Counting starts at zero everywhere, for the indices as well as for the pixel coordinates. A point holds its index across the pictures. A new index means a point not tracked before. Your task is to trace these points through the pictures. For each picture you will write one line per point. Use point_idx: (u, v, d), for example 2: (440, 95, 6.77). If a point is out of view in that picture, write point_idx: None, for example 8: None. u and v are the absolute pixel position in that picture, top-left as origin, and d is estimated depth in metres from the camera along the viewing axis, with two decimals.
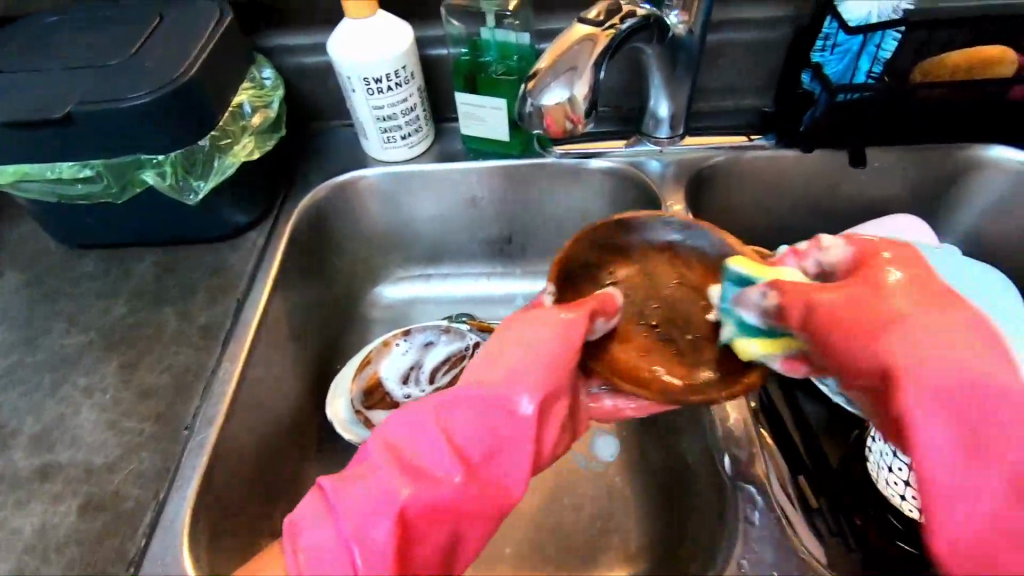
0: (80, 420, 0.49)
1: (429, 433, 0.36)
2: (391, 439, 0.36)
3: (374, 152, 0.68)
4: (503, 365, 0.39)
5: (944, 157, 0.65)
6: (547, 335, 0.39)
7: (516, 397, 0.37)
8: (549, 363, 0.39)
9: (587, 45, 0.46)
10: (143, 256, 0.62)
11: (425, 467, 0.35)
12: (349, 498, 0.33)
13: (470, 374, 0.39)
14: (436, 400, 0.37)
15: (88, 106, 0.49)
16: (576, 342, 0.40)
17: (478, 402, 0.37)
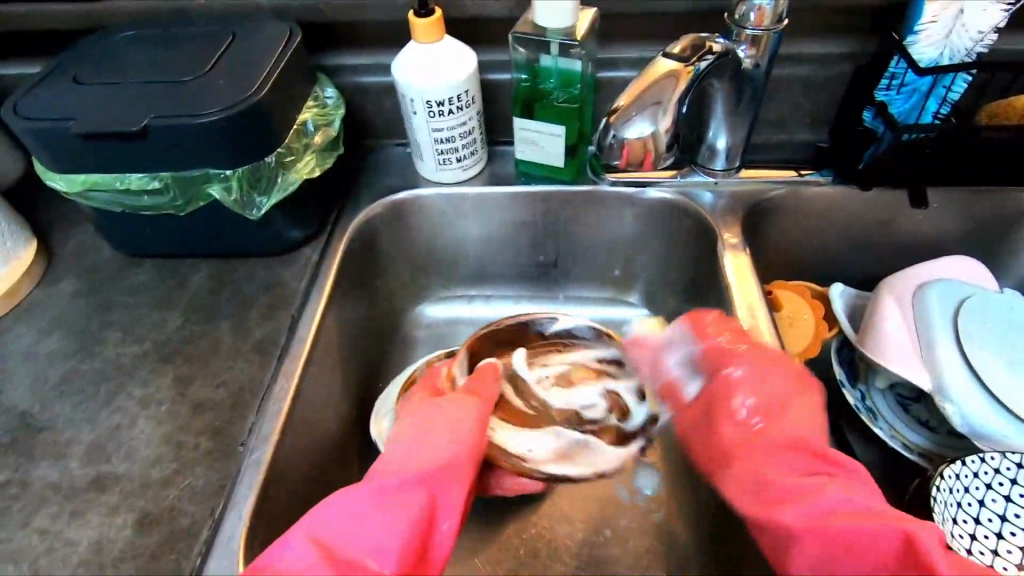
0: (135, 432, 0.49)
1: (356, 516, 0.39)
2: (321, 530, 0.39)
3: (428, 172, 0.68)
4: (414, 449, 0.45)
5: (1005, 199, 0.64)
6: (460, 424, 0.48)
7: (448, 478, 0.43)
8: (460, 447, 0.46)
9: (668, 83, 0.47)
10: (197, 268, 0.62)
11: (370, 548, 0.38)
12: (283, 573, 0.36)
13: (397, 457, 0.44)
14: (370, 488, 0.41)
15: (163, 120, 0.49)
16: (466, 432, 0.47)
17: (399, 487, 0.41)
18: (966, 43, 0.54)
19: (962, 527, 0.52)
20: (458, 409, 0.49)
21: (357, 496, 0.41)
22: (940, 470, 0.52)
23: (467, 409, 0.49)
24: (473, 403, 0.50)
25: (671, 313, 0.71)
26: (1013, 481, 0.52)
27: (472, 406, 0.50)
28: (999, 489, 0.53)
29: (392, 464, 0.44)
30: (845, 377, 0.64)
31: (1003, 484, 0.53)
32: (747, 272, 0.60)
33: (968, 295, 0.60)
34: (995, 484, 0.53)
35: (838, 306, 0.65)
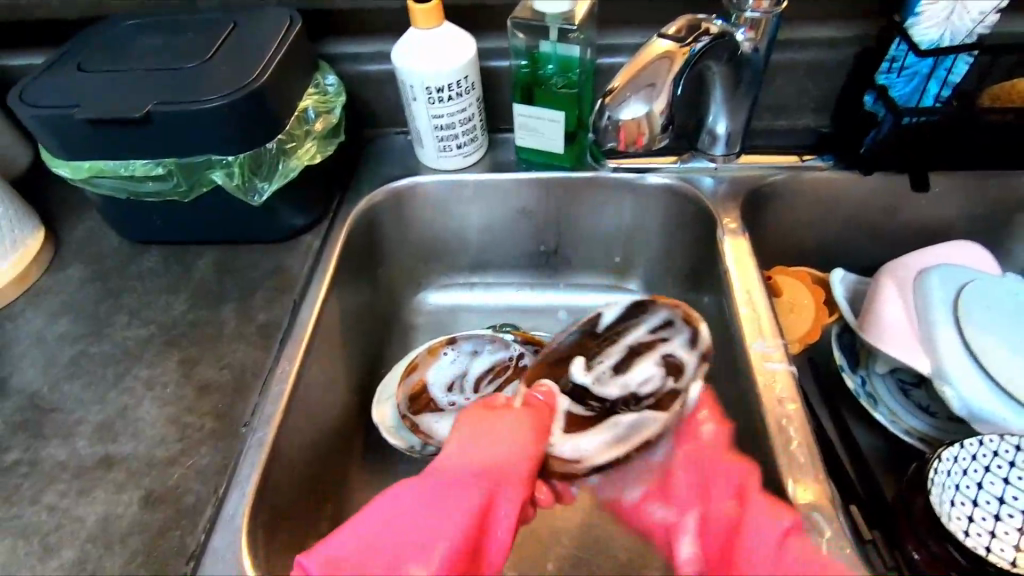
0: (142, 412, 0.50)
1: (418, 510, 0.40)
2: (391, 516, 0.40)
3: (429, 159, 0.69)
4: (473, 453, 0.44)
5: (1009, 183, 0.63)
6: (510, 426, 0.46)
7: (503, 482, 0.42)
8: (507, 457, 0.44)
9: (665, 64, 0.47)
10: (202, 255, 0.63)
11: (401, 556, 0.38)
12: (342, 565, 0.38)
13: (456, 457, 0.44)
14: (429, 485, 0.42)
15: (167, 106, 0.50)
16: (529, 439, 0.45)
17: (462, 484, 0.42)
18: (968, 24, 0.53)
19: (962, 510, 0.51)
20: (517, 419, 0.46)
21: (418, 489, 0.42)
22: (935, 454, 0.51)
23: (523, 419, 0.46)
24: (528, 413, 0.47)
25: (672, 299, 0.72)
26: (1010, 463, 0.52)
27: (520, 413, 0.47)
28: (997, 471, 0.52)
29: (449, 466, 0.44)
30: (845, 363, 0.64)
31: (1003, 467, 0.52)
32: (747, 256, 0.60)
33: (970, 281, 0.60)
34: (993, 467, 0.52)
35: (838, 291, 0.65)
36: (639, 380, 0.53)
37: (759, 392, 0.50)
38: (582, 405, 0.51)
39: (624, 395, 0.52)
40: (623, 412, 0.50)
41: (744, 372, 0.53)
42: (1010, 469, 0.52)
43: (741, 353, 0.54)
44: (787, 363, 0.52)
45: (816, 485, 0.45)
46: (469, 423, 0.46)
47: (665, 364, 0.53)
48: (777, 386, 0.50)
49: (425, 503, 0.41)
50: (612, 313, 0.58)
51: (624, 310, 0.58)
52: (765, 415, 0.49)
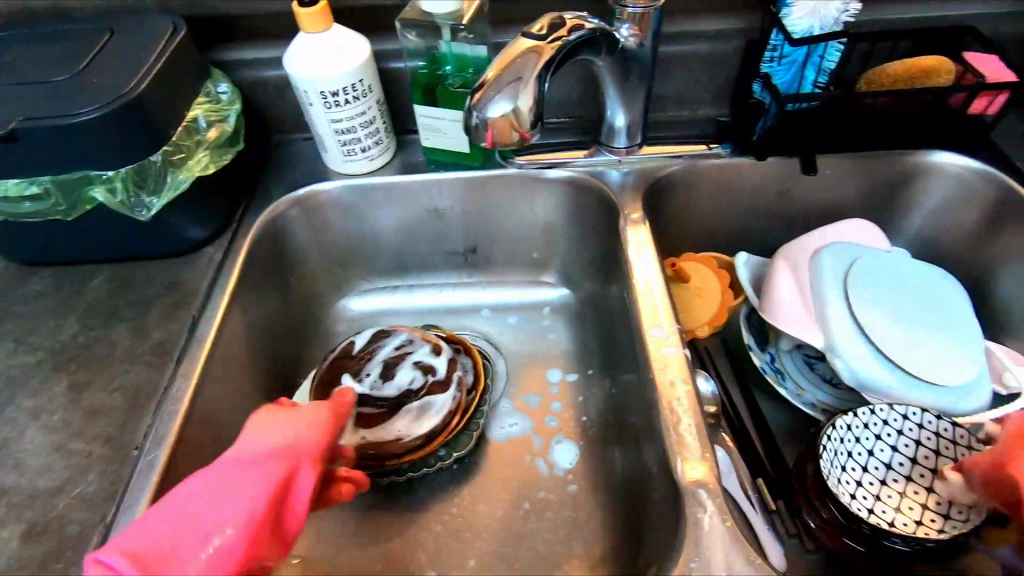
0: (25, 442, 0.48)
1: (207, 493, 0.39)
2: (185, 503, 0.38)
3: (334, 165, 0.68)
4: (270, 437, 0.42)
5: (891, 162, 0.66)
6: (305, 416, 0.44)
7: (293, 463, 0.41)
8: (284, 443, 0.42)
9: (531, 58, 0.47)
10: (96, 274, 0.61)
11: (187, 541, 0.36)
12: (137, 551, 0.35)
13: (250, 438, 0.42)
14: (221, 466, 0.41)
15: (34, 122, 0.48)
16: (319, 425, 0.44)
17: (251, 467, 0.40)
18: (834, 13, 0.57)
19: (848, 474, 0.53)
20: (309, 410, 0.45)
21: (213, 473, 0.40)
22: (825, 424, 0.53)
23: (319, 412, 0.45)
24: (326, 407, 0.46)
25: (589, 291, 0.73)
26: (899, 432, 0.53)
27: (320, 404, 0.46)
28: (886, 439, 0.53)
29: (237, 455, 0.41)
30: (753, 342, 0.66)
31: (892, 435, 0.53)
32: (647, 245, 0.61)
33: (860, 256, 0.63)
34: (882, 435, 0.53)
35: (742, 274, 0.67)
36: (406, 382, 0.60)
37: (654, 376, 0.52)
38: (367, 409, 0.58)
39: (398, 395, 0.59)
40: (410, 400, 0.59)
41: (643, 359, 0.54)
42: (899, 437, 0.53)
43: (640, 340, 0.55)
44: (682, 347, 0.54)
45: (703, 462, 0.47)
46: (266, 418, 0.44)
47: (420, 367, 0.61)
48: (670, 369, 0.52)
49: (223, 483, 0.39)
50: (367, 338, 0.65)
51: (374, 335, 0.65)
52: (659, 397, 0.51)
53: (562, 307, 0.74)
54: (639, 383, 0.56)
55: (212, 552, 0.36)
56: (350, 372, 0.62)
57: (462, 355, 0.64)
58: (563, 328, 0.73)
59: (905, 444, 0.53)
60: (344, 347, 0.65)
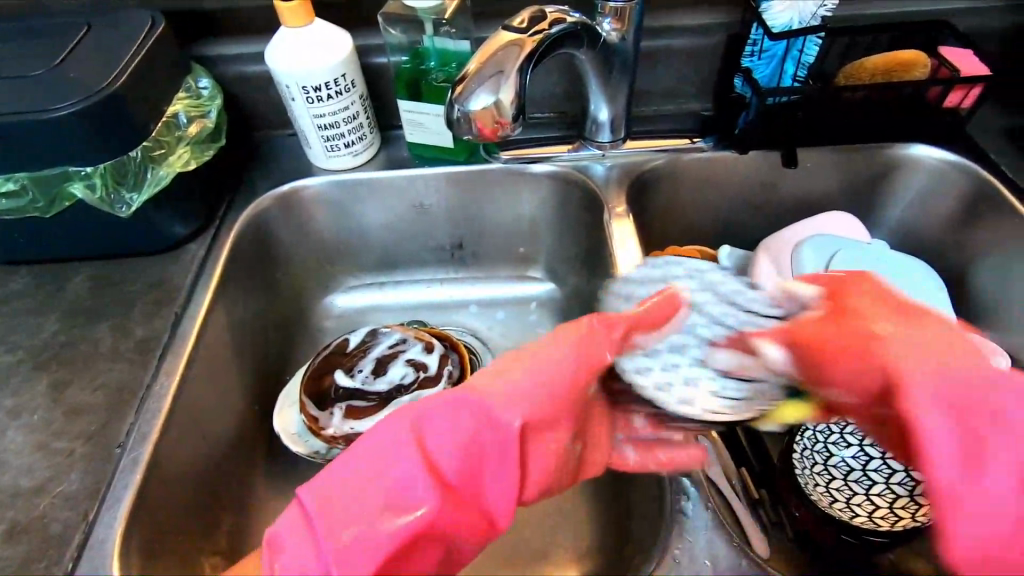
0: (5, 442, 0.47)
1: (394, 450, 0.35)
2: (386, 450, 0.35)
3: (318, 160, 0.68)
4: (536, 379, 0.39)
5: (870, 155, 0.68)
6: (565, 352, 0.40)
7: (506, 418, 0.37)
8: (542, 386, 0.39)
9: (513, 50, 0.47)
10: (77, 272, 0.60)
11: (391, 500, 0.33)
12: (331, 504, 0.33)
13: (516, 382, 0.39)
14: (415, 413, 0.37)
15: (10, 116, 0.47)
16: (585, 362, 0.41)
17: (479, 422, 0.37)
18: (812, 6, 0.57)
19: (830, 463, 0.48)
20: (574, 344, 0.41)
21: (387, 427, 0.36)
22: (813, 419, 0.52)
23: (579, 345, 0.41)
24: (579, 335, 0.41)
25: (575, 285, 0.73)
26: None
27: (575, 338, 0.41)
28: None
29: (498, 399, 0.38)
30: None
31: None
32: (631, 238, 0.62)
33: (839, 249, 0.64)
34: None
35: (726, 267, 0.68)
36: (397, 378, 0.61)
37: None
38: (359, 402, 0.60)
39: (390, 391, 0.60)
40: (400, 396, 0.60)
41: None
42: None
43: None
44: None
45: None
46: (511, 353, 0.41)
47: (413, 363, 0.62)
48: None
49: (394, 436, 0.36)
50: (356, 337, 0.66)
51: (364, 333, 0.66)
52: None
53: (549, 301, 0.75)
54: None
55: (406, 529, 0.33)
56: (342, 368, 0.62)
57: (449, 352, 0.64)
58: (550, 323, 0.73)
59: None
60: (335, 344, 0.65)
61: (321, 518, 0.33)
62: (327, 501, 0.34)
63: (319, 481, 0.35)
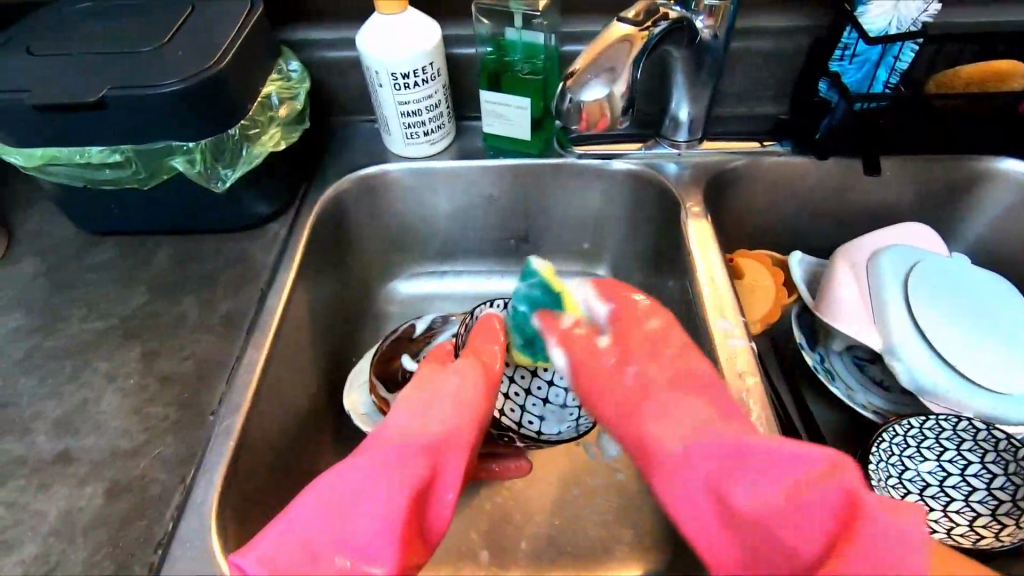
0: (103, 405, 0.49)
1: (366, 477, 0.40)
2: (320, 504, 0.39)
3: (395, 147, 0.69)
4: (414, 414, 0.46)
5: (955, 167, 0.66)
6: (466, 391, 0.48)
7: (441, 449, 0.44)
8: (456, 420, 0.46)
9: (624, 46, 0.48)
10: (163, 245, 0.62)
11: (349, 545, 0.37)
12: (272, 565, 0.36)
13: (396, 421, 0.46)
14: (378, 457, 0.41)
15: (123, 91, 0.49)
16: (472, 405, 0.48)
17: (394, 463, 0.41)
18: (913, 14, 0.56)
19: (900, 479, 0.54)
20: (444, 377, 0.49)
21: (357, 470, 0.40)
22: (879, 435, 0.54)
23: (468, 382, 0.49)
24: (470, 363, 0.51)
25: (639, 284, 0.73)
26: (956, 447, 0.54)
27: (472, 365, 0.50)
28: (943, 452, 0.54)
29: (389, 432, 0.45)
30: (805, 341, 0.66)
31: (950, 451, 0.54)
32: (709, 238, 0.62)
33: (920, 260, 0.63)
34: (938, 452, 0.54)
35: (796, 273, 0.67)
36: None
37: (723, 367, 0.52)
38: None
39: None
40: None
41: (706, 350, 0.55)
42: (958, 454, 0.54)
43: (705, 330, 0.56)
44: (748, 340, 0.54)
45: None
46: (417, 381, 0.50)
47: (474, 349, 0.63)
48: (738, 361, 0.52)
49: (370, 475, 0.40)
50: (423, 323, 0.67)
51: (433, 319, 0.67)
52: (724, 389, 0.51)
53: None
54: None
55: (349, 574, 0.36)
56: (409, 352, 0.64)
57: None
58: None
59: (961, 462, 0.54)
60: (404, 329, 0.66)
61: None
62: (269, 556, 0.36)
63: (265, 536, 0.38)
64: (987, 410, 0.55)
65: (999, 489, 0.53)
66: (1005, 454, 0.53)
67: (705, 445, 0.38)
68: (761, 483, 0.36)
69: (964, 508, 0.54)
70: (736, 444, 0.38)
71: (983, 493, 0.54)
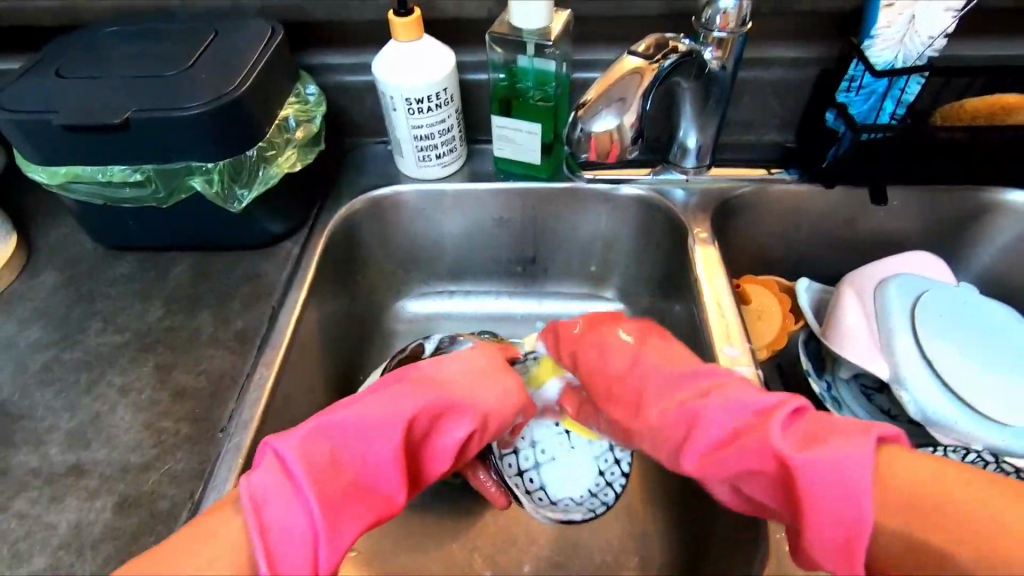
0: (115, 419, 0.50)
1: (389, 418, 0.39)
2: (344, 431, 0.38)
3: (408, 169, 0.70)
4: (464, 375, 0.45)
5: (961, 198, 0.67)
6: (506, 380, 0.46)
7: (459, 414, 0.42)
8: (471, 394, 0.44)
9: (634, 79, 0.50)
10: (179, 261, 0.63)
11: (371, 465, 0.37)
12: (302, 460, 0.35)
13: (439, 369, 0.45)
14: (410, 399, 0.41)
15: (147, 113, 0.50)
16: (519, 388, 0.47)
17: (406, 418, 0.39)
18: (919, 47, 0.57)
19: None
20: (487, 364, 0.47)
21: (402, 405, 0.40)
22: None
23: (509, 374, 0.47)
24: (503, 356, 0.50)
25: (646, 306, 0.74)
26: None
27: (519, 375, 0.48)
28: None
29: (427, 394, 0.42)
30: (811, 368, 0.66)
31: None
32: (716, 264, 0.62)
33: (927, 289, 0.63)
34: None
35: (803, 300, 0.67)
36: None
37: None
38: None
39: None
40: None
41: None
42: None
43: (712, 356, 0.56)
44: (754, 367, 0.54)
45: None
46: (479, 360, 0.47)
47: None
48: None
49: (392, 414, 0.39)
50: (432, 343, 0.67)
51: (441, 338, 0.67)
52: None
53: None
54: None
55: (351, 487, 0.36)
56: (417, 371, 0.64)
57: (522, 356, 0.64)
58: None
59: None
60: (412, 349, 0.66)
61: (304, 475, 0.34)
62: (306, 450, 0.36)
63: (299, 428, 0.37)
64: (997, 443, 0.55)
65: None
66: None
67: (700, 436, 0.41)
68: (750, 448, 0.38)
69: None
70: (710, 416, 0.41)
71: None
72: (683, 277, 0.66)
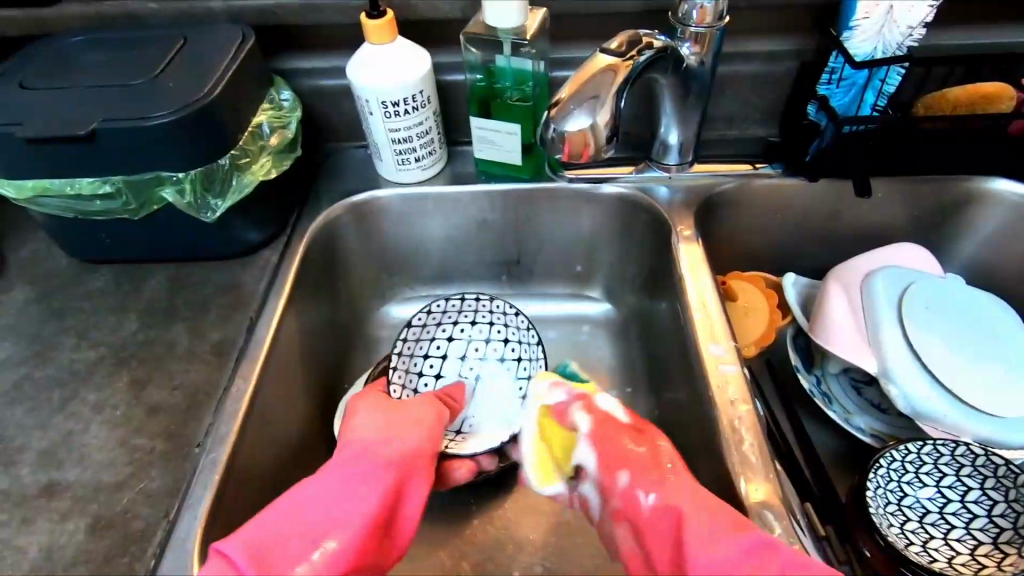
0: (88, 437, 0.49)
1: (319, 496, 0.43)
2: (300, 505, 0.42)
3: (387, 173, 0.69)
4: (373, 434, 0.49)
5: (946, 188, 0.66)
6: (424, 414, 0.51)
7: (391, 467, 0.46)
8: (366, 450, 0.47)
9: (609, 75, 0.49)
10: (154, 273, 0.62)
11: (306, 531, 0.41)
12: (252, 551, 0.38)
13: (380, 434, 0.48)
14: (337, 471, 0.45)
15: (113, 123, 0.49)
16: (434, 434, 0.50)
17: (367, 473, 0.45)
18: (897, 38, 0.57)
19: (898, 507, 0.53)
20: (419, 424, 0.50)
21: (327, 481, 0.44)
22: (876, 460, 0.53)
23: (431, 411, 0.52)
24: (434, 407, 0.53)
25: (632, 305, 0.73)
26: (955, 473, 0.53)
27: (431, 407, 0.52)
28: (940, 478, 0.53)
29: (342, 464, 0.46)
30: (800, 363, 0.65)
31: (950, 478, 0.53)
32: (700, 262, 0.62)
33: (913, 281, 0.62)
34: (937, 478, 0.53)
35: (790, 295, 0.67)
36: None
37: (714, 394, 0.52)
38: None
39: None
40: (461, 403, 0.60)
41: (698, 374, 0.54)
42: (957, 480, 0.53)
43: (697, 355, 0.55)
44: (740, 365, 0.53)
45: (767, 483, 0.46)
46: (382, 409, 0.51)
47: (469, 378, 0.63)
48: (730, 388, 0.52)
49: (328, 489, 0.44)
50: None
51: None
52: (718, 416, 0.50)
53: (605, 321, 0.74)
54: (693, 398, 0.56)
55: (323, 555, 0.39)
56: None
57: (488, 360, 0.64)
58: (605, 341, 0.73)
59: (962, 489, 0.53)
60: (397, 355, 0.66)
61: (252, 567, 0.37)
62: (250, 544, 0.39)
63: (247, 529, 0.40)
64: (985, 435, 0.55)
65: (1001, 517, 0.52)
66: (1005, 480, 0.52)
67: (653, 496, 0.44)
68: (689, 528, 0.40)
69: (964, 536, 0.52)
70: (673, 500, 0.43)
71: (984, 520, 0.52)
72: (668, 277, 0.65)
